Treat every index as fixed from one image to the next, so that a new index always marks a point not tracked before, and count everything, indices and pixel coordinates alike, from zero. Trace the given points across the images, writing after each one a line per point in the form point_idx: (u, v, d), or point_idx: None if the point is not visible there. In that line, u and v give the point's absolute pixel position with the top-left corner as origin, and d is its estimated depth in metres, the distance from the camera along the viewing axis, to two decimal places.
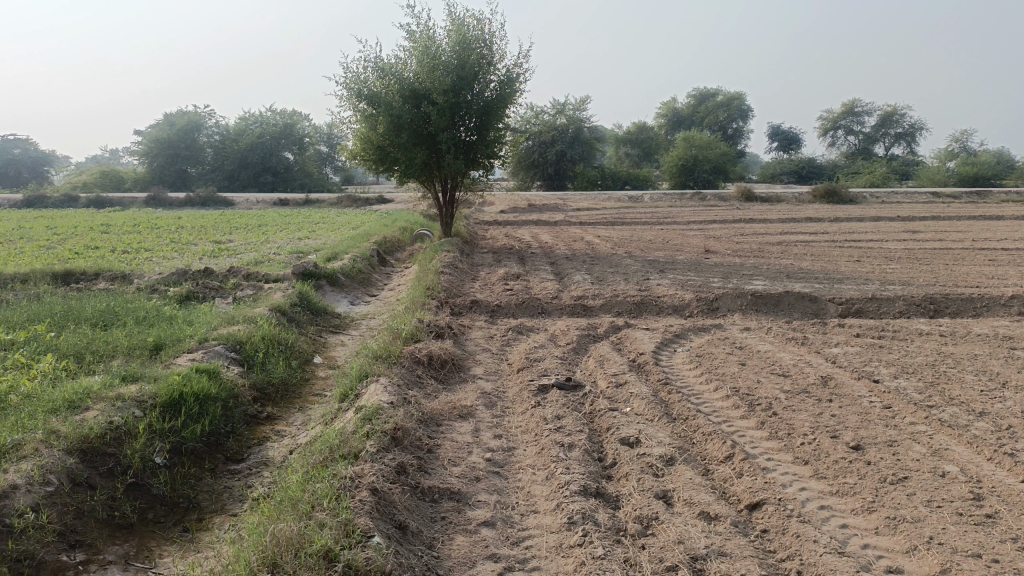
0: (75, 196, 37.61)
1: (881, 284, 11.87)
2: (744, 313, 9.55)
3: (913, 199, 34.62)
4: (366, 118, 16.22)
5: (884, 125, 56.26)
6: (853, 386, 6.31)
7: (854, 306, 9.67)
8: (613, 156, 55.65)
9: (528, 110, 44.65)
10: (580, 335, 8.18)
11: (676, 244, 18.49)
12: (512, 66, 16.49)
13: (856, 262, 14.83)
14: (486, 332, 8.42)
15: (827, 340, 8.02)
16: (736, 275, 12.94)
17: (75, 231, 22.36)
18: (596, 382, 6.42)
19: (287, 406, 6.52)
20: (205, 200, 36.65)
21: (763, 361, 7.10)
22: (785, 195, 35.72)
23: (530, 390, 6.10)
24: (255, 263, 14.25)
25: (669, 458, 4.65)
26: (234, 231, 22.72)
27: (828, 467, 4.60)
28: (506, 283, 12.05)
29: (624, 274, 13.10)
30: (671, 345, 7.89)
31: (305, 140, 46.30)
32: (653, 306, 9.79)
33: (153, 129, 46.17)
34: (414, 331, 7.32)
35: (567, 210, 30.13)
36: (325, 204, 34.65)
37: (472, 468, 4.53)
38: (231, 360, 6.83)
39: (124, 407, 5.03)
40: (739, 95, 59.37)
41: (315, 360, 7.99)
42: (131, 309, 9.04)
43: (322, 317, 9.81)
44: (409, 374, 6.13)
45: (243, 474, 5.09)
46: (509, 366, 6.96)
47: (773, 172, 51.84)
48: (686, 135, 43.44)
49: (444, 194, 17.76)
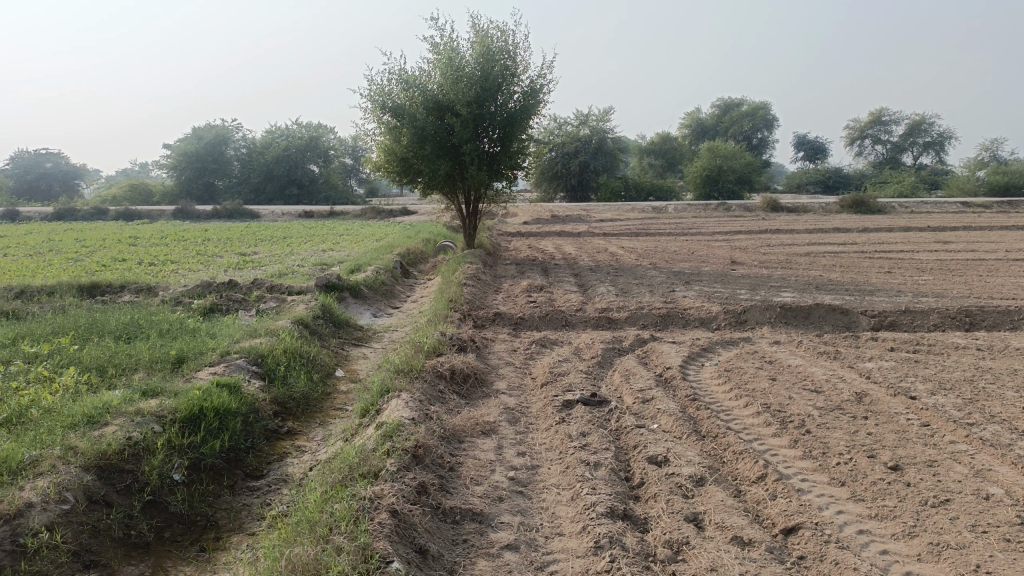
0: (104, 209, 38.12)
1: (913, 296, 11.59)
2: (773, 326, 9.34)
3: (943, 208, 34.02)
4: (390, 130, 16.23)
5: (913, 134, 55.50)
6: (889, 403, 6.09)
7: (886, 318, 9.42)
8: (637, 166, 55.44)
9: (551, 121, 44.63)
10: (605, 348, 8.02)
11: (702, 255, 18.26)
12: (536, 78, 16.42)
13: (887, 273, 14.52)
14: (510, 345, 8.30)
15: (860, 354, 7.80)
16: (764, 287, 12.72)
17: (104, 244, 22.61)
18: (622, 398, 6.26)
19: (308, 421, 6.43)
20: (231, 212, 37.00)
21: (794, 376, 6.90)
22: (812, 205, 35.28)
23: (554, 405, 5.96)
24: (279, 275, 14.26)
25: (699, 478, 4.50)
26: (259, 242, 22.83)
27: (866, 489, 4.42)
28: (530, 295, 11.93)
29: (649, 286, 12.92)
30: (698, 358, 7.71)
31: (330, 152, 46.65)
32: (680, 319, 9.61)
33: (181, 143, 46.77)
34: (437, 344, 7.22)
35: (591, 221, 29.98)
36: (349, 216, 34.81)
37: (495, 487, 4.40)
38: (253, 373, 6.77)
39: (143, 422, 4.97)
40: (764, 105, 58.94)
41: (337, 373, 7.91)
42: (155, 322, 9.03)
43: (344, 329, 9.75)
44: (431, 389, 6.01)
45: (262, 491, 5.01)
46: (533, 381, 6.82)
47: (799, 182, 51.31)
48: (710, 146, 43.16)
49: (467, 205, 17.70)
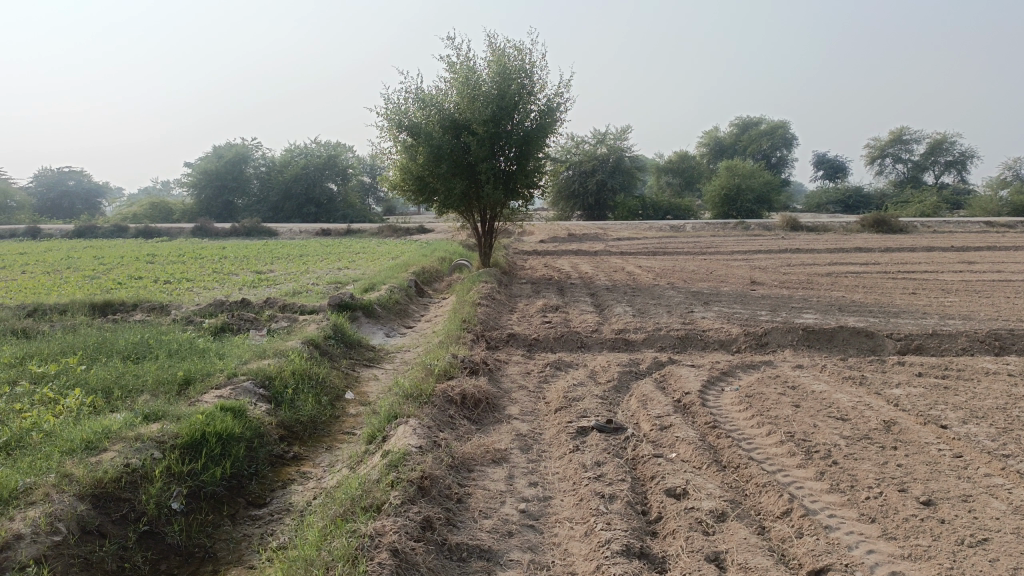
0: (124, 227, 38.44)
1: (938, 318, 11.28)
2: (795, 349, 9.07)
3: (966, 228, 33.50)
4: (406, 149, 16.16)
5: (934, 153, 54.90)
6: (919, 432, 5.81)
7: (912, 342, 9.13)
8: (655, 185, 55.24)
9: (569, 140, 44.59)
10: (622, 371, 7.80)
11: (721, 275, 17.99)
12: (553, 96, 16.33)
13: (912, 294, 14.18)
14: (524, 368, 8.10)
15: (886, 380, 7.52)
16: (785, 308, 12.44)
17: (121, 261, 22.70)
18: (638, 425, 6.03)
19: (315, 445, 6.26)
20: (249, 230, 37.18)
21: (819, 403, 6.64)
22: (832, 224, 34.88)
23: (568, 432, 5.75)
24: (292, 294, 14.18)
25: (720, 513, 4.27)
26: (275, 261, 22.83)
27: (898, 526, 4.16)
28: (545, 315, 11.73)
29: (667, 306, 12.68)
30: (718, 383, 7.47)
31: (349, 171, 46.85)
32: (698, 341, 9.37)
33: (201, 162, 47.19)
34: (448, 367, 7.03)
35: (608, 240, 29.79)
36: (367, 234, 34.85)
37: (505, 521, 4.19)
38: (259, 396, 6.61)
39: (142, 448, 4.82)
40: (783, 123, 58.66)
41: (347, 395, 7.74)
42: (165, 341, 8.92)
43: (356, 349, 9.59)
44: (441, 414, 5.82)
45: (264, 521, 4.84)
46: (546, 405, 6.61)
47: (818, 202, 50.87)
48: (729, 165, 42.88)
49: (483, 224, 17.57)
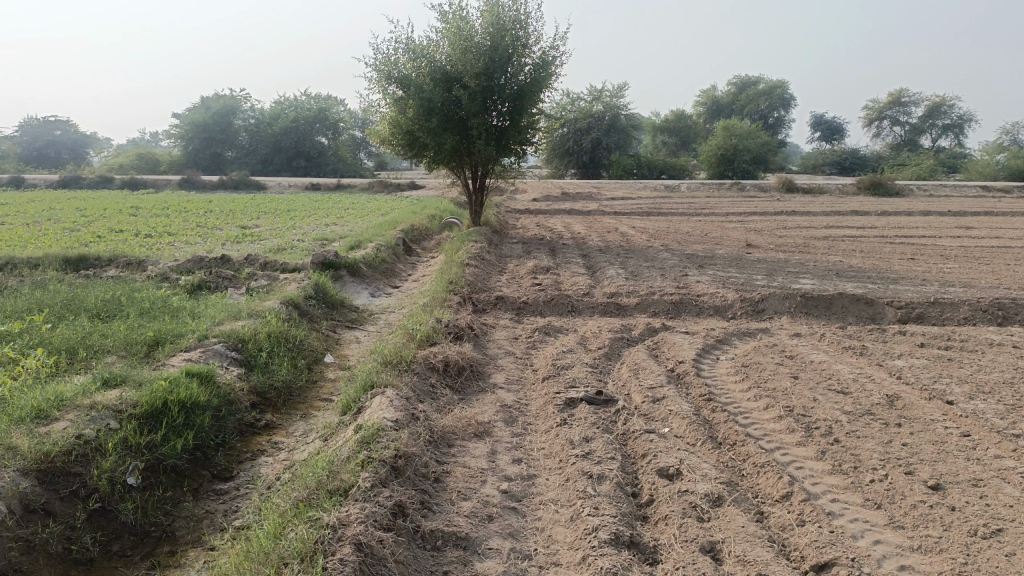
0: (109, 178, 37.61)
1: (939, 285, 10.97)
2: (792, 316, 8.76)
3: (963, 193, 33.13)
4: (396, 102, 15.60)
5: (932, 116, 54.26)
6: (924, 409, 5.53)
7: (914, 310, 8.83)
8: (650, 145, 54.46)
9: (564, 96, 43.71)
10: (613, 338, 7.48)
11: (716, 237, 17.64)
12: (548, 49, 15.74)
13: (910, 260, 13.90)
14: (511, 333, 7.76)
15: (888, 350, 7.23)
16: (782, 272, 12.13)
17: (104, 214, 22.17)
18: (630, 396, 5.73)
19: (289, 413, 5.94)
20: (237, 183, 36.44)
21: (818, 374, 6.35)
22: (827, 186, 34.46)
23: (555, 404, 5.44)
24: (276, 251, 13.77)
25: (716, 497, 3.98)
26: (262, 215, 22.31)
27: (906, 514, 3.88)
28: (535, 277, 11.38)
29: (661, 269, 12.36)
30: (713, 351, 7.17)
31: (340, 124, 45.95)
32: (693, 306, 9.06)
33: (189, 113, 46.22)
34: (430, 332, 6.68)
35: (602, 199, 29.34)
36: (357, 189, 34.25)
37: (484, 503, 3.88)
38: (232, 360, 6.26)
39: (97, 418, 4.48)
40: (781, 83, 57.79)
41: (326, 359, 7.40)
42: (137, 299, 8.54)
43: (338, 311, 9.23)
44: (421, 383, 5.50)
45: (229, 497, 4.56)
46: (534, 374, 6.29)
47: (815, 163, 50.39)
48: (726, 124, 42.25)
49: (474, 180, 17.10)
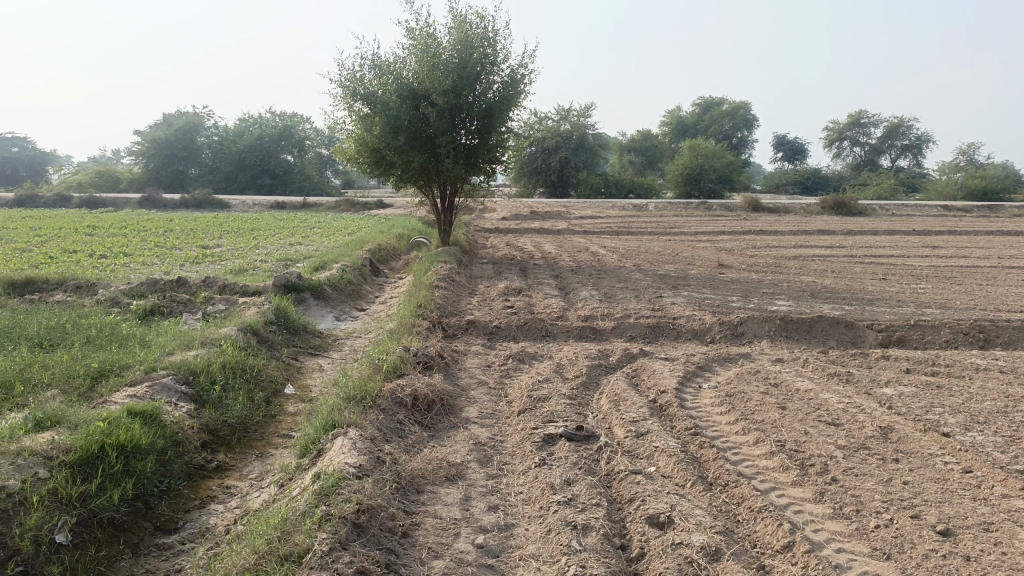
0: (66, 196, 36.56)
1: (914, 307, 10.83)
2: (772, 340, 8.50)
3: (924, 212, 33.58)
4: (362, 119, 15.21)
5: (891, 137, 55.24)
6: (920, 443, 5.26)
7: (895, 334, 8.63)
8: (618, 164, 54.67)
9: (531, 115, 43.64)
10: (591, 366, 7.13)
11: (687, 257, 17.45)
12: (517, 67, 15.51)
13: (882, 280, 13.82)
14: (483, 360, 7.38)
15: (874, 377, 6.98)
16: (757, 293, 11.93)
17: (58, 233, 21.34)
18: (611, 431, 5.37)
19: (244, 452, 5.48)
20: (199, 202, 35.65)
21: (806, 404, 6.05)
22: (792, 205, 34.73)
23: (533, 442, 5.06)
24: (237, 272, 13.25)
25: (714, 549, 3.63)
26: (223, 235, 21.66)
27: (919, 565, 3.57)
28: (507, 299, 11.03)
29: (635, 290, 12.08)
30: (695, 379, 6.85)
31: (306, 142, 45.34)
32: (671, 330, 8.76)
33: (151, 130, 45.34)
34: (398, 363, 6.27)
35: (571, 218, 29.15)
36: (323, 208, 33.68)
37: (457, 562, 3.47)
38: (181, 395, 5.78)
39: (23, 466, 4.00)
40: (745, 104, 58.46)
41: (286, 390, 6.94)
42: (83, 326, 7.99)
43: (300, 337, 8.77)
44: (388, 420, 5.08)
45: (172, 553, 4.10)
46: (509, 407, 5.90)
47: (778, 183, 50.95)
48: (692, 144, 42.51)
49: (442, 199, 16.72)
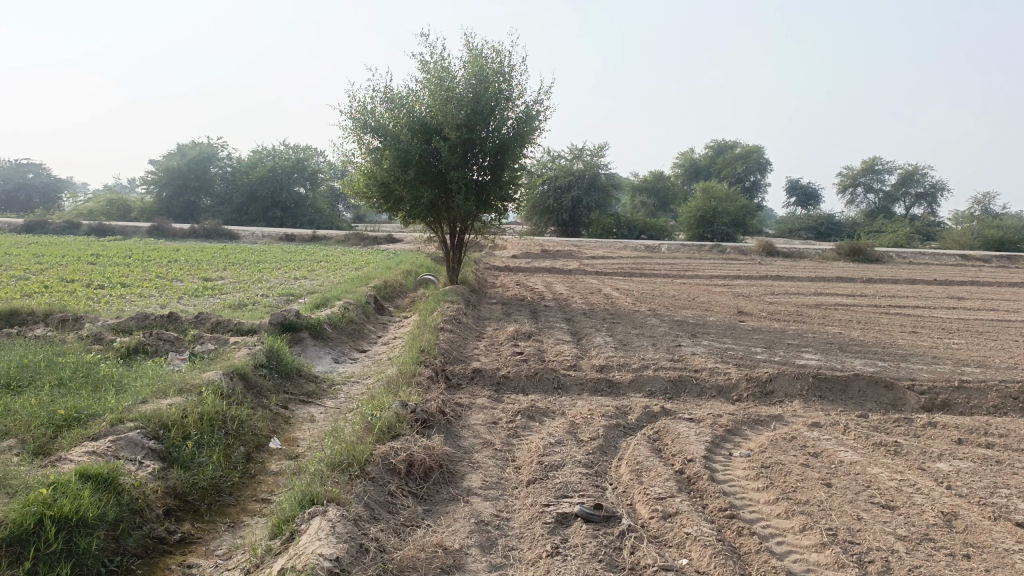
0: (76, 223, 36.28)
1: (952, 365, 10.10)
2: (805, 401, 7.79)
3: (942, 261, 32.79)
4: (371, 152, 14.75)
5: (906, 184, 54.69)
6: (991, 534, 4.54)
7: (938, 397, 7.90)
8: (630, 204, 54.26)
9: (545, 153, 43.35)
10: (608, 426, 6.43)
11: (705, 302, 16.76)
12: (533, 103, 15.06)
13: (912, 334, 13.09)
14: (490, 417, 6.70)
15: (925, 449, 6.25)
16: (781, 344, 11.23)
17: (59, 261, 20.91)
18: (634, 510, 4.67)
19: (213, 522, 4.83)
20: (208, 232, 35.35)
21: (855, 480, 5.34)
22: (808, 250, 34.06)
23: (544, 522, 4.36)
24: (234, 307, 12.69)
25: None
26: (227, 266, 21.15)
27: None
28: (516, 344, 10.38)
29: (652, 338, 11.41)
30: (724, 445, 6.15)
31: (318, 175, 45.16)
32: (693, 386, 8.06)
33: (164, 160, 45.34)
34: (394, 421, 5.62)
35: (582, 258, 28.58)
36: (332, 241, 33.25)
37: None
38: (148, 452, 5.14)
39: None
40: (759, 148, 58.09)
41: (272, 444, 6.28)
42: (58, 364, 7.38)
43: (293, 381, 8.14)
44: (377, 493, 4.43)
45: None
46: (517, 475, 5.21)
47: (791, 228, 50.45)
48: (706, 186, 42.12)
49: (452, 236, 16.16)
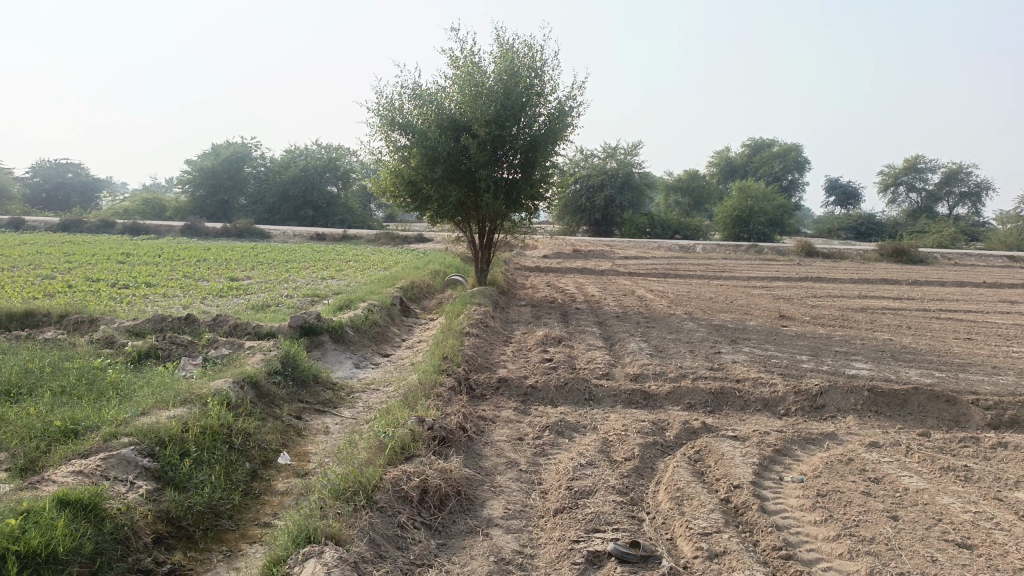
0: (111, 222, 36.52)
1: (1016, 375, 9.33)
2: (859, 417, 7.14)
3: (989, 263, 31.45)
4: (399, 150, 14.33)
5: (949, 183, 52.99)
6: None
7: (1007, 412, 7.16)
8: (663, 204, 53.39)
9: (577, 152, 42.73)
10: (644, 445, 5.87)
11: (744, 305, 16.03)
12: (565, 98, 14.52)
13: (967, 341, 12.28)
14: (515, 432, 6.19)
15: (1001, 475, 5.59)
16: (828, 352, 10.55)
17: (91, 260, 20.89)
18: (674, 547, 4.13)
19: (208, 551, 4.39)
20: (241, 231, 35.35)
21: (928, 514, 4.72)
22: (849, 251, 33.00)
23: (573, 563, 3.84)
24: (256, 309, 12.33)
25: None
26: (255, 266, 20.91)
27: None
28: (545, 350, 9.84)
29: (689, 343, 10.81)
30: (774, 468, 5.56)
31: (350, 174, 45.01)
32: (736, 399, 7.46)
33: (199, 160, 45.57)
34: (407, 441, 5.13)
35: (615, 259, 27.93)
36: (363, 240, 33.04)
37: None
38: (142, 471, 4.72)
39: None
40: (797, 145, 56.89)
41: (280, 459, 5.84)
42: (63, 369, 7.02)
43: (309, 387, 7.70)
44: (385, 527, 3.96)
45: None
46: (543, 502, 4.69)
47: (830, 228, 49.19)
48: (742, 185, 41.16)
49: (481, 236, 15.66)
